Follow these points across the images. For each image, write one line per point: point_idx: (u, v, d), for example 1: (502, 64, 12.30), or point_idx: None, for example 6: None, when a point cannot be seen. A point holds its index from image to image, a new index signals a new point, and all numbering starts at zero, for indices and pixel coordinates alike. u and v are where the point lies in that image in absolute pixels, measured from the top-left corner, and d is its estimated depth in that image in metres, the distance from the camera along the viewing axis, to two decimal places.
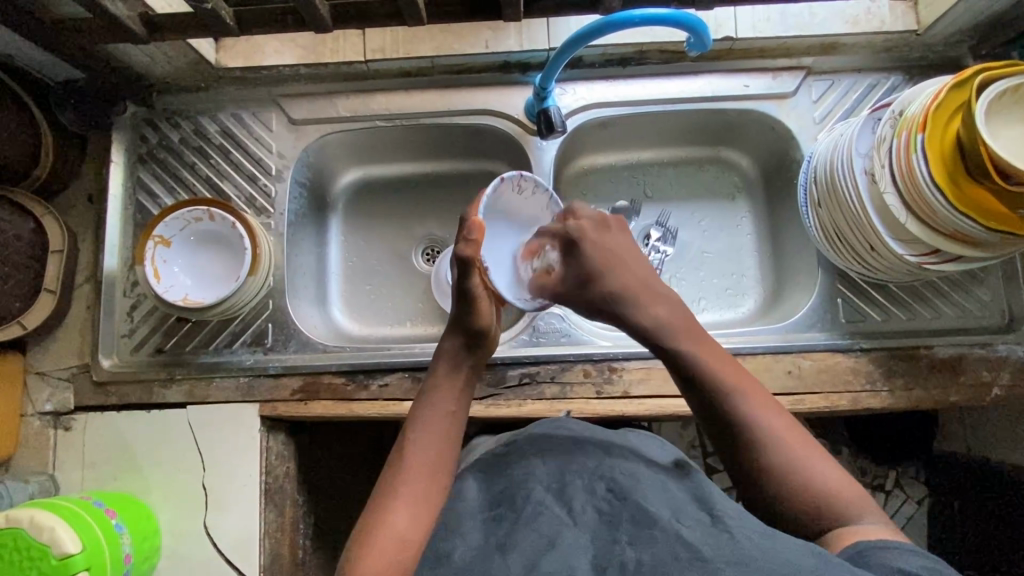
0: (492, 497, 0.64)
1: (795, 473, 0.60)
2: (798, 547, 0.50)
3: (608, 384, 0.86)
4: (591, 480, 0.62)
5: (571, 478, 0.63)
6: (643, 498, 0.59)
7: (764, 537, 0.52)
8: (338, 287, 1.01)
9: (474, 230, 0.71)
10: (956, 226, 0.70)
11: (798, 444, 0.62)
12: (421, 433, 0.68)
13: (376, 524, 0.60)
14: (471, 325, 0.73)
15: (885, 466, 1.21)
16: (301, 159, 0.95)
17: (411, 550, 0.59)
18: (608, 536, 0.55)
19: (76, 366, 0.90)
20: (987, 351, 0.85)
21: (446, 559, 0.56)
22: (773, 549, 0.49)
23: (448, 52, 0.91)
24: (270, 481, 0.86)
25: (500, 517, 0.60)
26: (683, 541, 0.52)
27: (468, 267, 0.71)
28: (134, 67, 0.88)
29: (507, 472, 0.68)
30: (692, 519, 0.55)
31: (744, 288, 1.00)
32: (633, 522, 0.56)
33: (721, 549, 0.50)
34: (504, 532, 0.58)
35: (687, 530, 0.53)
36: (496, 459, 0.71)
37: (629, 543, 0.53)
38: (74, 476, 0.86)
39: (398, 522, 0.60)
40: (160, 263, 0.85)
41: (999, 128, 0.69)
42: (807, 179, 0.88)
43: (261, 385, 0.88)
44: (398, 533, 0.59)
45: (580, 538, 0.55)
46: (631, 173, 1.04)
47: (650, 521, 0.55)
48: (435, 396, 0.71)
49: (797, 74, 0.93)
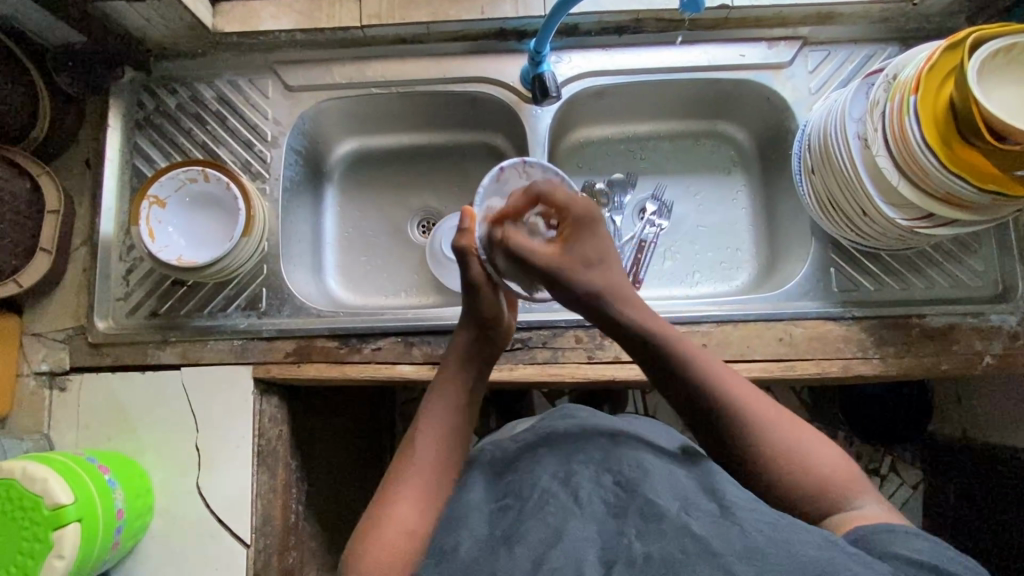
0: (498, 491, 0.63)
1: (785, 461, 0.60)
2: (812, 537, 0.50)
3: (599, 350, 0.86)
4: (598, 470, 0.61)
5: (578, 469, 0.61)
6: (651, 490, 0.57)
7: (774, 526, 0.50)
8: (333, 256, 1.02)
9: (466, 219, 0.76)
10: (949, 188, 0.70)
11: (784, 428, 0.62)
12: (431, 422, 0.69)
13: (384, 515, 0.61)
14: (480, 314, 0.75)
15: (881, 449, 1.21)
16: (297, 126, 0.95)
17: (416, 539, 0.59)
18: (615, 529, 0.54)
19: (72, 328, 0.90)
20: (980, 320, 0.85)
21: (452, 552, 0.55)
22: (783, 540, 0.49)
23: (445, 18, 0.91)
24: (263, 444, 0.87)
25: (504, 509, 0.59)
26: (691, 535, 0.50)
27: (464, 255, 0.74)
28: (132, 31, 0.88)
29: (512, 466, 0.66)
30: (700, 510, 0.54)
31: (738, 261, 1.00)
32: (640, 514, 0.54)
33: (731, 542, 0.49)
34: (509, 523, 0.57)
35: (696, 522, 0.52)
36: (506, 456, 0.69)
37: (637, 535, 0.52)
38: (70, 436, 0.87)
39: (405, 510, 0.61)
40: (155, 223, 0.86)
41: (993, 88, 0.68)
42: (801, 147, 0.88)
43: (254, 348, 0.88)
44: (405, 522, 0.60)
45: (586, 530, 0.53)
46: (627, 146, 1.04)
47: (659, 514, 0.53)
48: (445, 387, 0.72)
49: (793, 44, 0.93)
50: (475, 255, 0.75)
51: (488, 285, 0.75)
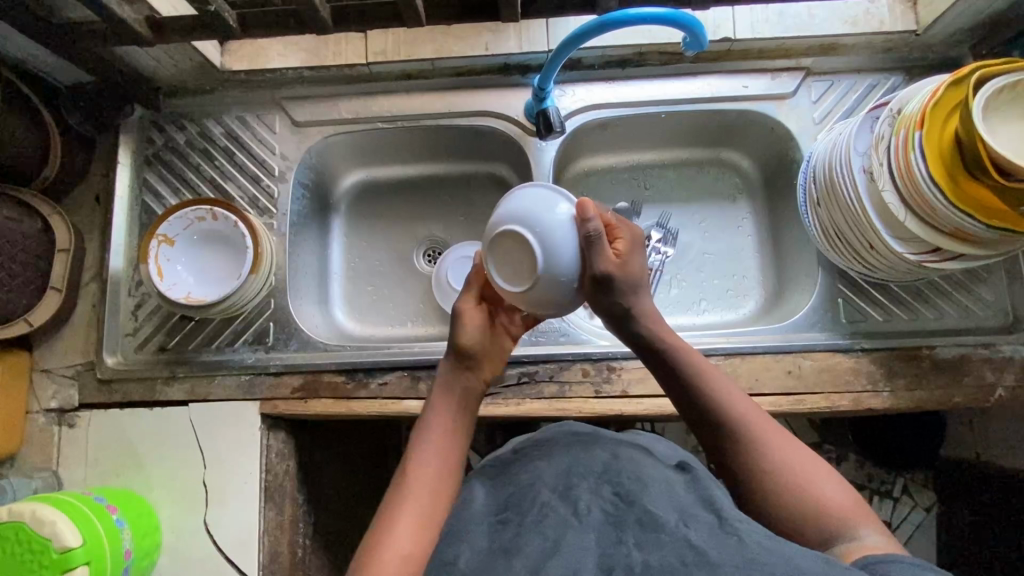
0: (500, 501, 0.63)
1: (779, 480, 0.60)
2: (809, 555, 0.47)
3: (606, 384, 0.86)
4: (597, 483, 0.60)
5: (577, 481, 0.61)
6: (650, 502, 0.56)
7: (772, 540, 0.49)
8: (341, 287, 1.02)
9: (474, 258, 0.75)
10: (956, 224, 0.70)
11: (783, 456, 0.61)
12: (424, 449, 0.67)
13: (382, 540, 0.59)
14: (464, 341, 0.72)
15: (893, 473, 1.18)
16: (304, 161, 0.96)
17: (414, 565, 0.57)
18: (614, 537, 0.53)
19: (82, 364, 0.91)
20: (991, 351, 0.84)
21: (452, 565, 0.55)
22: (779, 549, 0.47)
23: (449, 54, 0.92)
24: (269, 479, 0.87)
25: (504, 523, 0.59)
26: (690, 546, 0.49)
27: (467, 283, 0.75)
28: (142, 71, 0.90)
29: (515, 477, 0.66)
30: (699, 522, 0.53)
31: (745, 289, 1.00)
32: (639, 525, 0.53)
33: (730, 553, 0.47)
34: (509, 535, 0.56)
35: (695, 534, 0.51)
36: (507, 466, 0.69)
37: (635, 544, 0.51)
38: (78, 473, 0.88)
39: (404, 536, 0.59)
40: (164, 261, 0.86)
41: (997, 125, 0.69)
42: (806, 178, 0.87)
43: (262, 383, 0.89)
44: (403, 548, 0.58)
45: (584, 539, 0.53)
46: (631, 175, 1.05)
47: (656, 524, 0.53)
48: (436, 411, 0.70)
49: (797, 74, 0.93)
50: (471, 289, 0.75)
51: (475, 317, 0.73)
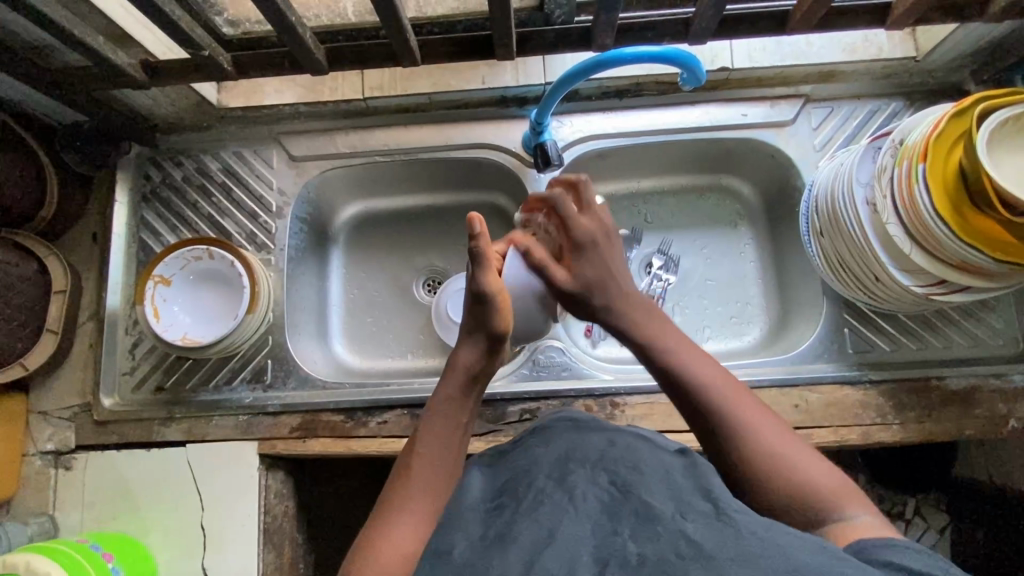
0: (496, 489, 0.58)
1: (769, 462, 0.55)
2: (815, 546, 0.42)
3: (610, 420, 0.84)
4: (594, 470, 0.55)
5: (574, 468, 0.55)
6: (647, 493, 0.50)
7: (774, 533, 0.43)
8: (339, 320, 1.01)
9: (477, 225, 0.61)
10: (962, 257, 0.68)
11: (768, 432, 0.57)
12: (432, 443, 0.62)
13: (381, 535, 0.55)
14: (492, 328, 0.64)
15: (904, 493, 1.12)
16: (302, 196, 0.96)
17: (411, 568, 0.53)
18: (609, 528, 0.48)
19: (78, 406, 0.90)
20: (1003, 381, 0.83)
21: (446, 556, 0.49)
22: (781, 545, 0.42)
23: (446, 88, 0.92)
24: (268, 521, 0.85)
25: (501, 507, 0.54)
26: (685, 539, 0.44)
27: (477, 265, 0.62)
28: (138, 109, 0.89)
29: (512, 465, 0.60)
30: (695, 512, 0.47)
31: (749, 316, 0.98)
32: (635, 516, 0.48)
33: (726, 544, 0.42)
34: (503, 521, 0.51)
35: (691, 526, 0.45)
36: (502, 455, 0.64)
37: (630, 537, 0.46)
38: (74, 517, 0.86)
39: (403, 532, 0.55)
40: (160, 301, 0.86)
41: (1000, 159, 0.67)
42: (809, 209, 0.86)
43: (260, 423, 0.87)
44: (402, 547, 0.53)
45: (579, 529, 0.48)
46: (631, 203, 1.03)
47: (653, 516, 0.47)
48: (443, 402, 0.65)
49: (795, 101, 0.92)
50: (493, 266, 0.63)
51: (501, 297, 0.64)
